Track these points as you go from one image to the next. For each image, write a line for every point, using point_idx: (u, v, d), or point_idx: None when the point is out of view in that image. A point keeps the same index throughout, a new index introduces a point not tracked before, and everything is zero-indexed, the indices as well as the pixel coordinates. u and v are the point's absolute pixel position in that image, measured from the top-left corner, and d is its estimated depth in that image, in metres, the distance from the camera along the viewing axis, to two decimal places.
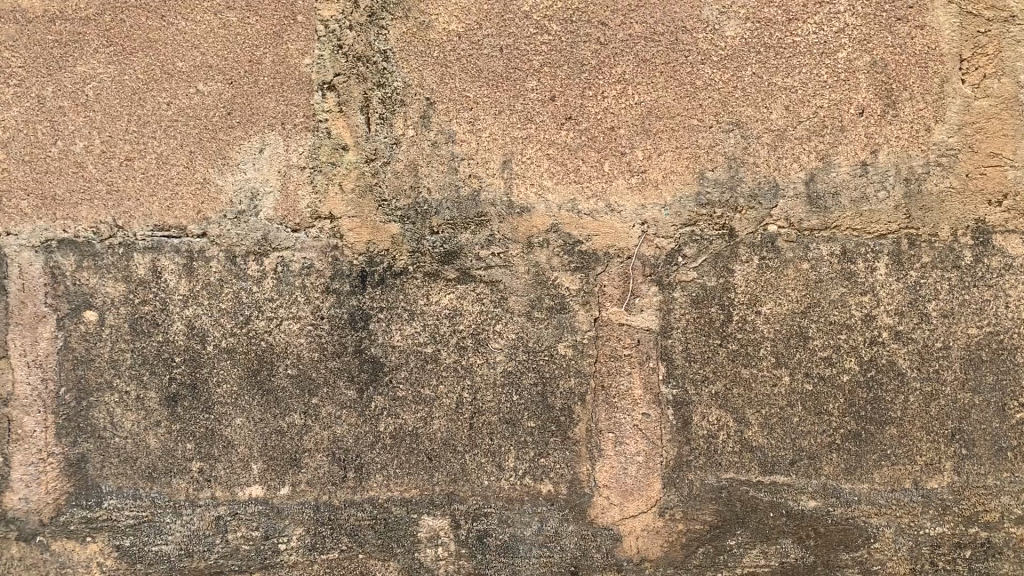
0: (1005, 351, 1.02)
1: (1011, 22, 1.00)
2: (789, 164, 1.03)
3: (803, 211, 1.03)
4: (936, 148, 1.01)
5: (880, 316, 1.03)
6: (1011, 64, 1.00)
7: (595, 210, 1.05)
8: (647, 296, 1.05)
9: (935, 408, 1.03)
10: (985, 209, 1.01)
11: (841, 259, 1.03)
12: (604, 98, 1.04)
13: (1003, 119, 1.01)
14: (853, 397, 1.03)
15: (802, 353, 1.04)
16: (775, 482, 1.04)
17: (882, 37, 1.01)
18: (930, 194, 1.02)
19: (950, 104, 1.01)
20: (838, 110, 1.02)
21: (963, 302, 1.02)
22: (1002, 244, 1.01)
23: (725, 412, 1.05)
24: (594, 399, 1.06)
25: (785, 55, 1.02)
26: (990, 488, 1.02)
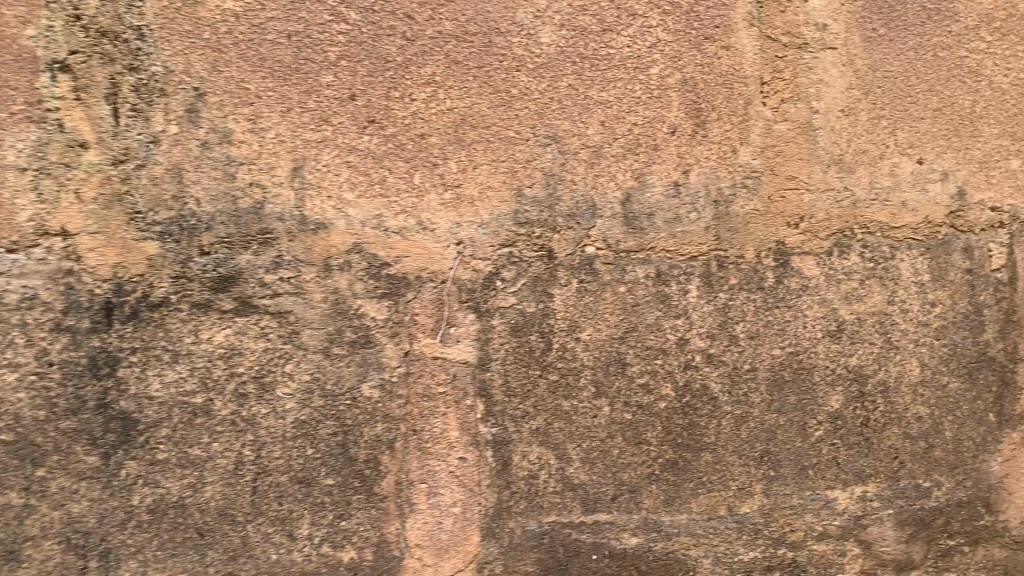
0: (804, 370, 1.03)
1: (804, 49, 1.03)
2: (606, 182, 0.98)
3: (619, 232, 0.98)
4: (742, 170, 1.02)
5: (692, 339, 1.00)
6: (805, 91, 1.03)
7: (404, 228, 0.92)
8: (464, 325, 0.93)
9: (746, 431, 1.02)
10: (785, 231, 1.03)
11: (656, 281, 0.99)
12: (412, 101, 0.92)
13: (799, 143, 1.03)
14: (670, 424, 1.00)
15: (620, 381, 0.98)
16: (598, 521, 0.97)
17: (691, 56, 1.00)
18: (737, 215, 1.02)
19: (753, 126, 1.02)
20: (651, 128, 0.99)
21: (768, 323, 1.02)
22: (800, 265, 1.03)
23: (546, 449, 0.96)
24: (404, 445, 0.92)
25: (599, 67, 0.97)
26: (795, 508, 1.03)
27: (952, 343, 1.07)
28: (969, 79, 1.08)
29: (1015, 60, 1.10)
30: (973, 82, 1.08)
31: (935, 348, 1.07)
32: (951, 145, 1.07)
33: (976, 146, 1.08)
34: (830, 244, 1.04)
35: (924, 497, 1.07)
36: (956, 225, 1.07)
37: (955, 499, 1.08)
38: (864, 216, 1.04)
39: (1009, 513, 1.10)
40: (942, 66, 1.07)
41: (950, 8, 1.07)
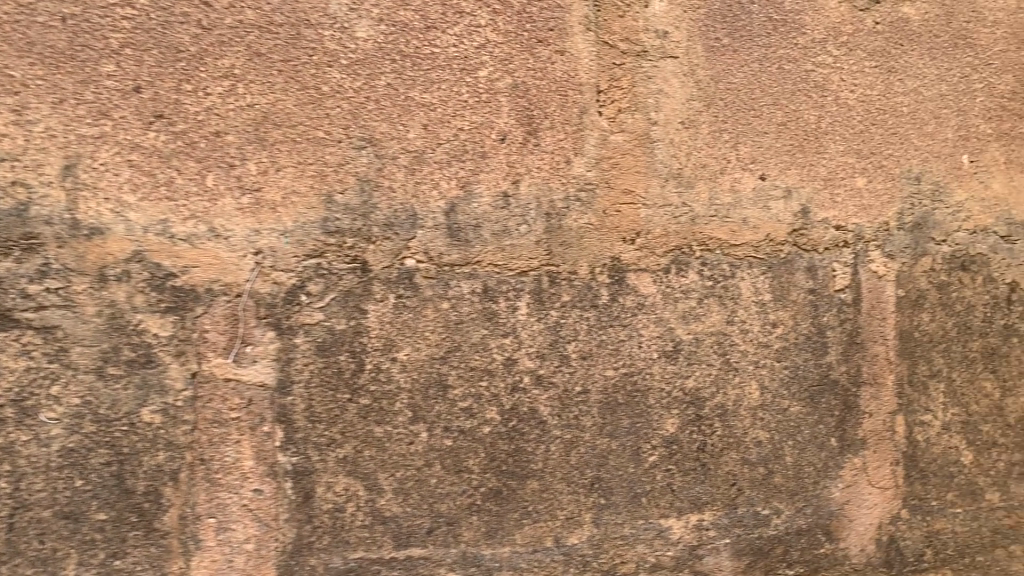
0: (638, 393, 0.99)
1: (643, 57, 0.99)
2: (428, 190, 0.90)
3: (442, 244, 0.91)
4: (576, 181, 0.97)
5: (521, 360, 0.94)
6: (643, 101, 0.99)
7: (193, 235, 0.84)
8: (261, 344, 0.85)
9: (576, 457, 0.96)
10: (620, 246, 0.98)
11: (483, 297, 0.93)
12: (206, 95, 0.84)
13: (636, 156, 0.99)
14: (494, 451, 0.93)
15: (440, 406, 0.91)
16: (410, 556, 0.91)
17: (523, 59, 0.94)
18: (570, 229, 0.96)
19: (588, 136, 0.97)
20: (479, 134, 0.92)
21: (601, 342, 0.97)
22: (636, 283, 0.99)
23: (354, 480, 0.88)
24: (190, 476, 0.84)
25: (422, 67, 0.90)
26: (626, 538, 0.98)
27: (794, 366, 1.04)
28: (814, 93, 1.05)
29: (862, 76, 1.07)
30: (819, 97, 1.05)
31: (775, 371, 1.03)
32: (795, 161, 1.04)
33: (821, 162, 1.05)
34: (667, 261, 1.00)
35: (763, 525, 1.03)
36: (799, 243, 1.04)
37: (795, 527, 1.05)
38: (702, 233, 1.01)
39: (849, 540, 1.08)
40: (788, 80, 1.04)
41: (797, 20, 1.04)
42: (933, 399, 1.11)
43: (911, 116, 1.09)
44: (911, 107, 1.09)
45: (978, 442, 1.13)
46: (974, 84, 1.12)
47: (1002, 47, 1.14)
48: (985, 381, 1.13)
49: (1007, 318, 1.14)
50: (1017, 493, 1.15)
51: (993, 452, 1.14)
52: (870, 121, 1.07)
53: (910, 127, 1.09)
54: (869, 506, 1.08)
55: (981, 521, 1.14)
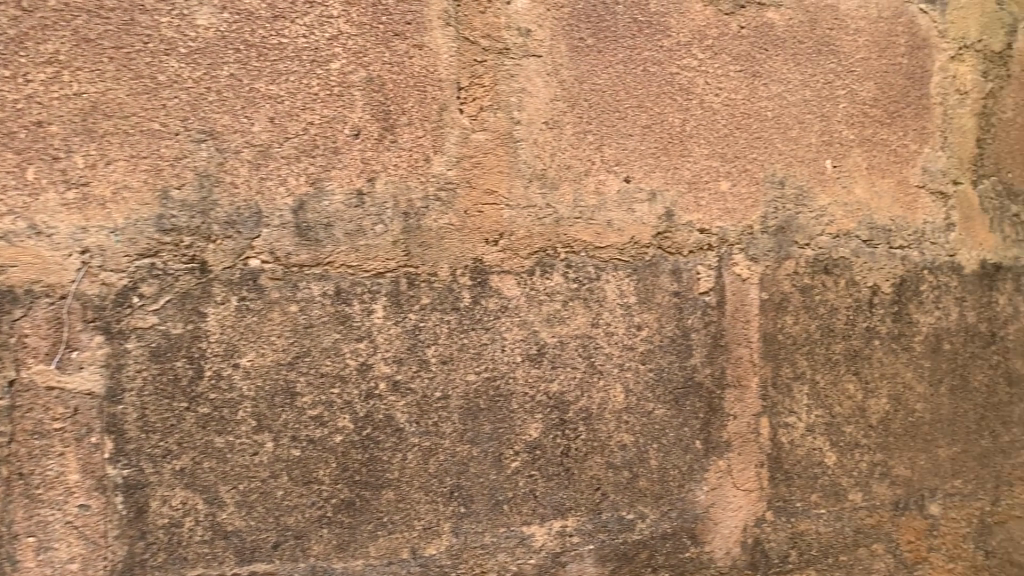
0: (501, 398, 0.96)
1: (505, 55, 0.97)
2: (274, 187, 0.87)
3: (289, 243, 0.87)
4: (435, 180, 0.94)
5: (376, 365, 0.90)
6: (505, 99, 0.97)
7: (11, 231, 0.79)
8: (88, 349, 0.80)
9: (434, 464, 0.93)
10: (482, 247, 0.96)
11: (335, 299, 0.89)
12: (27, 82, 0.78)
13: (499, 155, 0.97)
14: (347, 460, 0.89)
15: (288, 413, 0.87)
16: (255, 572, 0.87)
17: (378, 53, 0.91)
18: (429, 230, 0.93)
19: (448, 134, 0.94)
20: (330, 130, 0.89)
21: (463, 346, 0.95)
22: (498, 285, 0.96)
23: (192, 493, 0.84)
24: (6, 492, 0.78)
25: (269, 57, 0.86)
26: (487, 547, 0.96)
27: (659, 369, 1.04)
28: (679, 96, 1.05)
29: (727, 80, 1.08)
30: (684, 100, 1.05)
31: (640, 374, 1.03)
32: (660, 164, 1.04)
33: (686, 166, 1.05)
34: (531, 263, 0.98)
35: (628, 530, 1.02)
36: (664, 246, 1.04)
37: (660, 531, 1.04)
38: (567, 235, 1.00)
39: (715, 543, 1.08)
40: (653, 82, 1.03)
41: (662, 22, 1.04)
42: (796, 401, 1.12)
43: (775, 121, 1.10)
44: (775, 112, 1.10)
45: (840, 443, 1.14)
46: (836, 90, 1.14)
47: (864, 55, 1.16)
48: (848, 382, 1.15)
49: (869, 321, 1.16)
50: (879, 493, 1.17)
51: (856, 453, 1.16)
52: (735, 126, 1.08)
53: (774, 132, 1.10)
54: (734, 509, 1.08)
55: (844, 521, 1.15)
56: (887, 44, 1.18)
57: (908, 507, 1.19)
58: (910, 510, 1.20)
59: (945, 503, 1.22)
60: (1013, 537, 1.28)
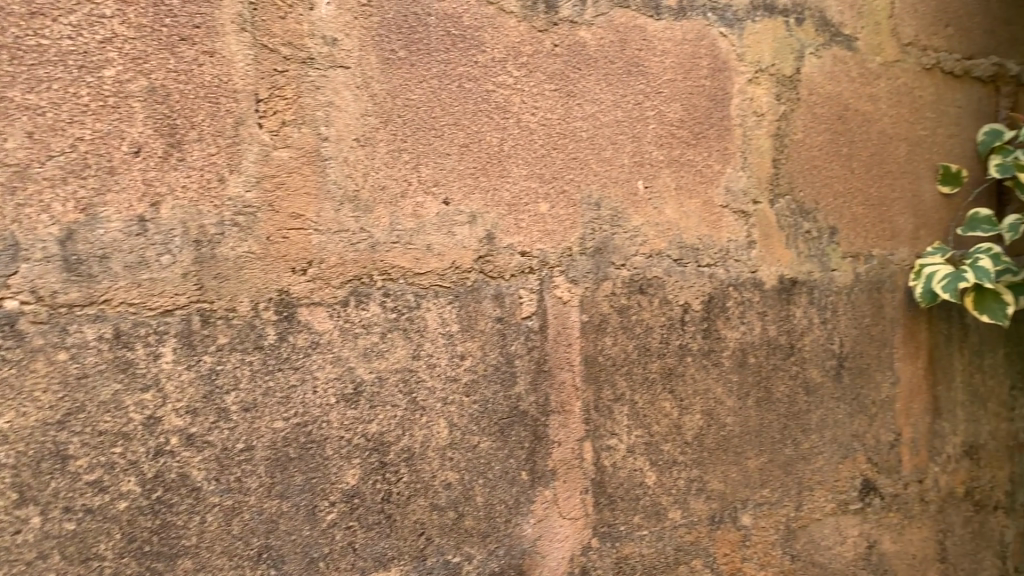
0: (314, 445, 0.88)
1: (310, 65, 0.88)
2: (34, 215, 0.74)
3: (56, 281, 0.75)
4: (232, 204, 0.84)
5: (165, 417, 0.79)
6: (311, 113, 0.88)
7: None
8: None
9: (239, 524, 0.83)
10: (289, 277, 0.87)
11: (114, 343, 0.78)
12: None
13: (305, 174, 0.88)
14: (133, 530, 0.78)
15: (59, 481, 0.74)
16: None
17: (161, 59, 0.80)
18: (226, 260, 0.83)
19: (246, 151, 0.85)
20: (104, 146, 0.77)
21: (268, 390, 0.85)
22: (308, 318, 0.88)
23: None
24: None
25: (26, 62, 0.73)
26: None
27: (482, 401, 0.99)
28: (496, 114, 1.01)
29: (542, 99, 1.05)
30: (501, 119, 1.01)
31: (464, 407, 0.97)
32: (479, 185, 0.99)
33: (505, 187, 1.01)
34: (345, 293, 0.90)
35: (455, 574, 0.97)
36: (485, 270, 1.00)
37: (488, 571, 1.00)
38: (383, 261, 0.93)
39: None
40: (469, 99, 0.99)
41: (476, 37, 0.99)
42: (618, 423, 1.10)
43: (590, 141, 1.09)
44: (590, 133, 1.09)
45: (659, 463, 1.14)
46: (647, 111, 1.14)
47: (670, 77, 1.17)
48: (665, 401, 1.15)
49: (682, 338, 1.17)
50: (696, 509, 1.19)
51: (674, 471, 1.16)
52: (551, 146, 1.05)
53: (589, 152, 1.08)
54: (560, 539, 1.05)
55: (665, 540, 1.15)
56: (692, 66, 1.20)
57: (723, 520, 1.22)
58: (725, 523, 1.22)
59: (755, 512, 1.26)
60: (814, 538, 1.34)
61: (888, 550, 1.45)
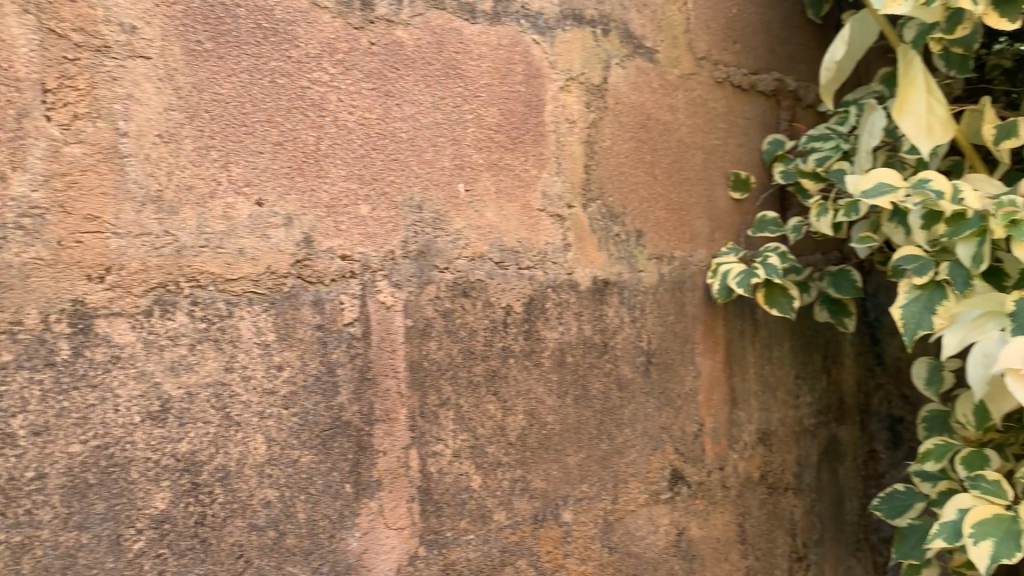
0: (116, 468, 0.81)
1: (105, 54, 0.82)
2: None
3: None
4: (15, 205, 0.77)
5: None
6: (107, 106, 0.82)
7: None
8: None
9: (30, 561, 0.76)
10: (84, 285, 0.81)
11: None
12: None
13: (101, 173, 0.82)
14: None
15: None
16: None
17: None
18: (9, 267, 0.77)
19: (31, 147, 0.78)
20: None
21: (62, 410, 0.78)
22: (107, 330, 0.82)
23: None
24: None
25: None
26: None
27: (303, 413, 0.95)
28: (312, 112, 0.97)
29: (360, 98, 1.02)
30: (317, 116, 0.98)
31: (283, 420, 0.93)
32: (295, 185, 0.95)
33: (323, 188, 0.98)
34: (148, 302, 0.84)
35: None
36: (303, 275, 0.95)
37: None
38: (191, 267, 0.87)
39: None
40: (282, 96, 0.95)
41: (289, 31, 0.96)
42: (443, 428, 1.09)
43: (409, 142, 1.07)
44: (409, 134, 1.07)
45: (484, 465, 1.14)
46: (464, 114, 1.15)
47: (487, 81, 1.18)
48: (488, 403, 1.15)
49: (504, 340, 1.18)
50: (521, 509, 1.19)
51: (499, 472, 1.16)
52: (371, 146, 1.03)
53: (409, 153, 1.07)
54: (386, 550, 1.03)
55: (491, 543, 1.15)
56: (507, 71, 1.22)
57: (545, 518, 1.23)
58: (547, 521, 1.23)
59: (576, 508, 1.28)
60: (629, 530, 1.39)
61: (696, 535, 1.53)
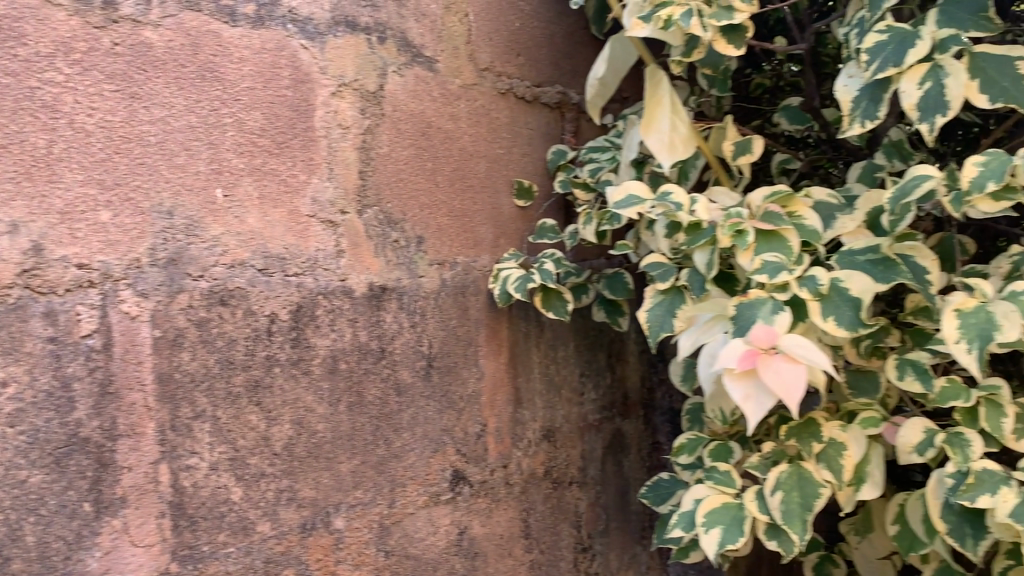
0: None
1: None
2: None
3: None
4: None
5: None
6: None
7: None
8: None
9: None
10: None
11: None
12: None
13: None
14: None
15: None
16: None
17: None
18: None
19: None
20: None
21: None
22: None
23: None
24: None
25: None
26: None
27: (31, 430, 0.91)
28: (43, 114, 0.94)
29: (101, 99, 0.99)
30: (48, 119, 0.94)
31: (7, 439, 0.90)
32: (22, 190, 0.92)
33: (55, 194, 0.95)
34: None
35: None
36: (31, 285, 0.92)
37: None
38: None
39: None
40: (7, 96, 0.91)
41: (15, 28, 0.92)
42: (198, 440, 1.07)
43: (159, 146, 1.04)
44: (158, 137, 1.04)
45: (245, 477, 1.12)
46: (224, 118, 1.13)
47: (249, 84, 1.16)
48: (250, 414, 1.13)
49: (268, 349, 1.16)
50: (287, 518, 1.18)
51: (262, 483, 1.15)
52: (113, 150, 1.00)
53: (158, 157, 1.04)
54: (132, 568, 1.00)
55: (254, 554, 1.14)
56: (272, 76, 1.20)
57: (315, 526, 1.23)
58: (316, 529, 1.23)
59: (348, 514, 1.28)
60: (407, 533, 1.40)
61: (478, 533, 1.57)
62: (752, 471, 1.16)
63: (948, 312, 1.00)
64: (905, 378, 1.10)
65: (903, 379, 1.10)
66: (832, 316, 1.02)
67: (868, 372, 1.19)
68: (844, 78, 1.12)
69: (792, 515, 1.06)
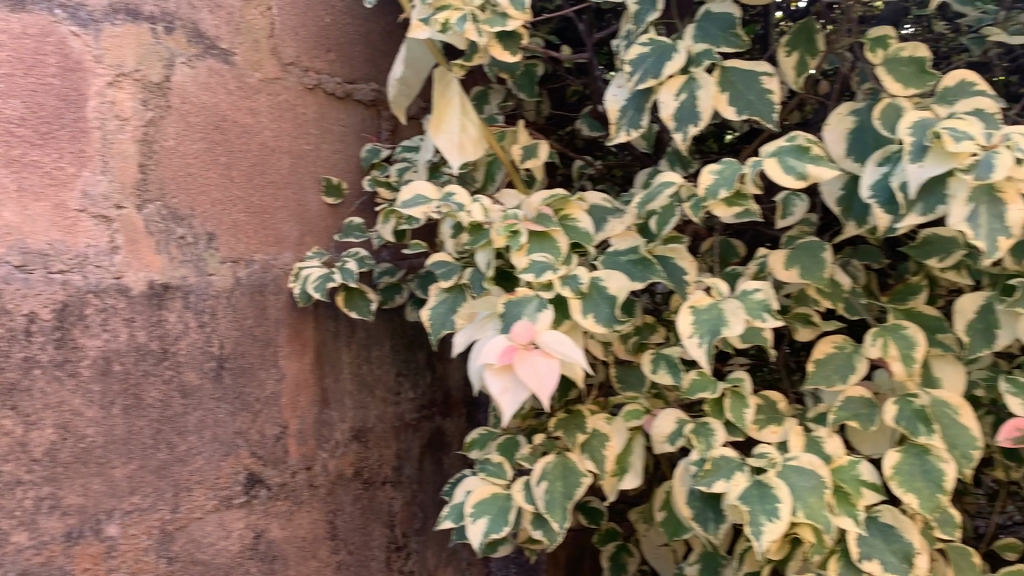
0: None
1: None
2: None
3: None
4: None
5: None
6: None
7: None
8: None
9: None
10: None
11: None
12: None
13: None
14: None
15: None
16: None
17: None
18: None
19: None
20: None
21: None
22: None
23: None
24: None
25: None
26: None
27: None
28: None
29: None
30: None
31: None
32: None
33: None
34: None
35: None
36: None
37: None
38: None
39: None
40: None
41: None
42: None
43: None
44: None
45: None
46: None
47: (5, 71, 1.10)
48: (3, 419, 1.08)
49: (27, 350, 1.11)
50: (49, 528, 1.13)
51: (19, 492, 1.09)
52: None
53: None
54: None
55: (6, 567, 1.08)
56: (33, 63, 1.14)
57: (82, 535, 1.17)
58: (84, 537, 1.18)
59: (123, 521, 1.23)
60: (194, 538, 1.36)
61: (277, 536, 1.54)
62: (523, 462, 1.22)
63: (684, 308, 1.04)
64: (657, 371, 1.17)
65: (657, 372, 1.17)
66: (592, 313, 1.08)
67: (634, 367, 1.30)
68: (613, 88, 1.18)
69: (554, 503, 1.12)
